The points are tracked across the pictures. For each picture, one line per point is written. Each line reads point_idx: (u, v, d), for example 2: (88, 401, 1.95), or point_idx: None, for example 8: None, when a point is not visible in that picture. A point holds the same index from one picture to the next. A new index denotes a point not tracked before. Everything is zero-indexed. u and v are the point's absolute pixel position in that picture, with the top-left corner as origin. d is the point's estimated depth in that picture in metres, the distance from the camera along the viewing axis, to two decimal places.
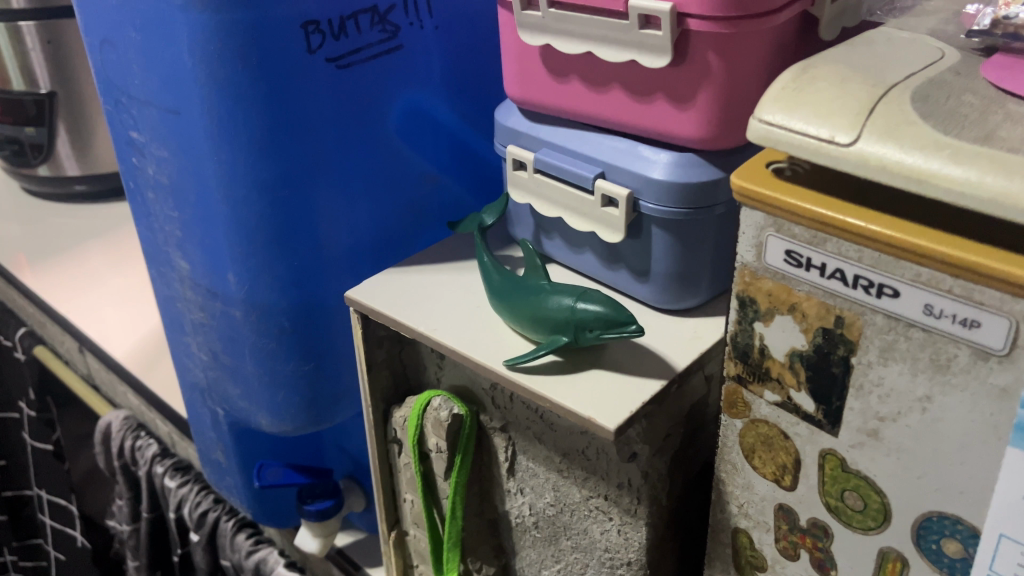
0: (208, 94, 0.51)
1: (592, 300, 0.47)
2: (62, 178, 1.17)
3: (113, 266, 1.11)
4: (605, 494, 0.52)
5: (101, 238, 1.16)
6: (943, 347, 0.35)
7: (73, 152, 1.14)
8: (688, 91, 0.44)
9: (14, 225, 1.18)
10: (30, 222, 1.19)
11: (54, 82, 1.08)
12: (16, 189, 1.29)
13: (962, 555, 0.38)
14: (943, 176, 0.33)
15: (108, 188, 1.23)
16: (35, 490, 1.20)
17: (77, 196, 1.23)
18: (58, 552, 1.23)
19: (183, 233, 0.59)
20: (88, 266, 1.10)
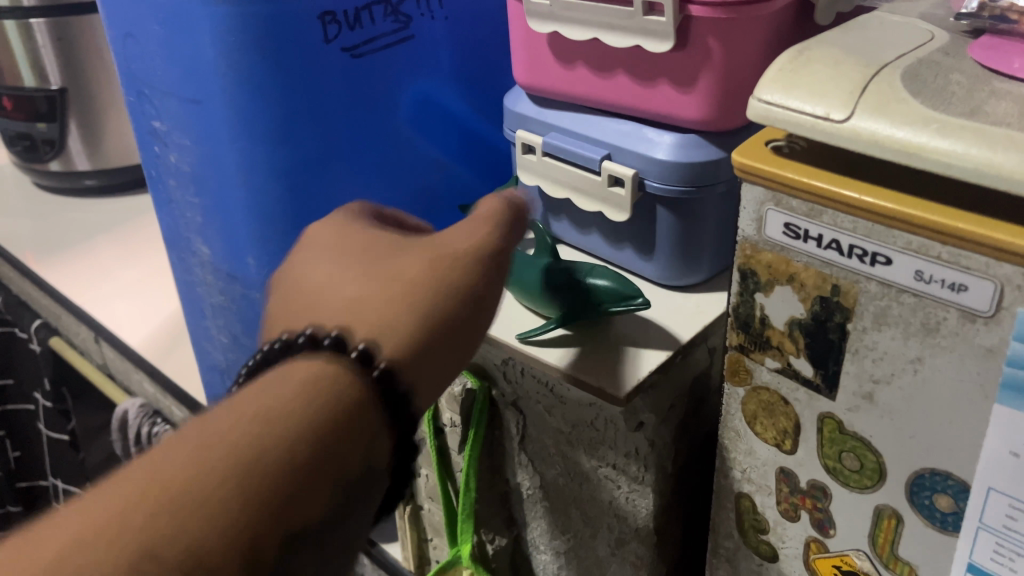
0: (228, 85, 0.53)
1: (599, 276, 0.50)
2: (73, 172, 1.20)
3: (125, 259, 1.13)
4: (614, 463, 0.54)
5: (113, 231, 1.19)
6: (932, 311, 0.37)
7: (84, 148, 1.16)
8: (690, 75, 0.46)
9: (27, 220, 1.20)
10: (43, 217, 1.21)
11: (65, 78, 1.11)
12: (28, 185, 1.31)
13: (953, 510, 0.40)
14: (932, 148, 0.35)
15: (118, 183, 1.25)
16: (52, 481, 1.28)
17: (88, 191, 1.25)
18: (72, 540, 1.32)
19: (204, 219, 0.61)
20: (101, 259, 1.13)
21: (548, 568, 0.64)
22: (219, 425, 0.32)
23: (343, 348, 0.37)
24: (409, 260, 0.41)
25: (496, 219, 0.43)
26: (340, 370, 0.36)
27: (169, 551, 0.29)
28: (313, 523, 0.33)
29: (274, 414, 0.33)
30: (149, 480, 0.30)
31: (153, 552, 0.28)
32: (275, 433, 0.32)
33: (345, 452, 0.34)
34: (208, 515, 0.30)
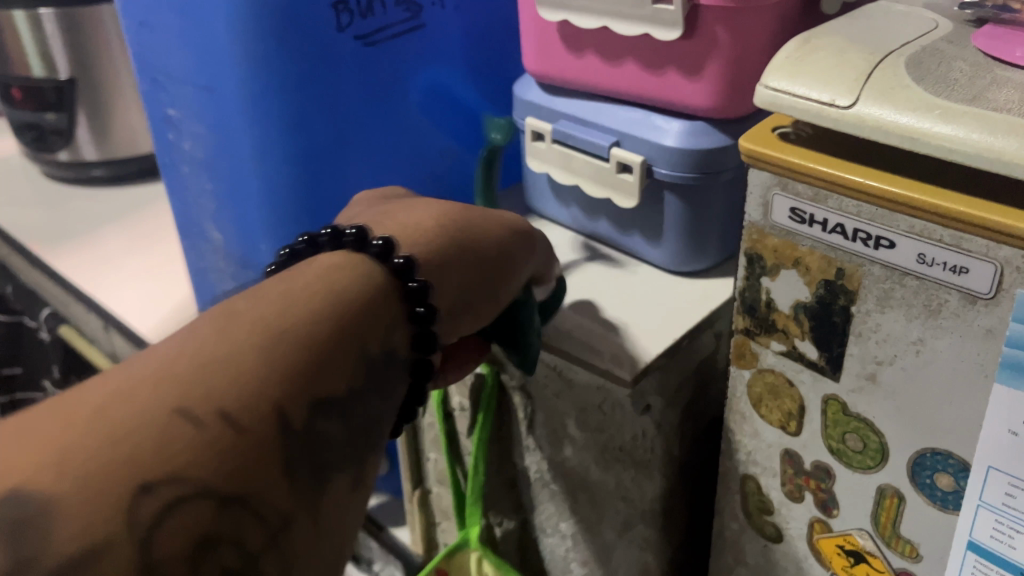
0: (243, 72, 0.54)
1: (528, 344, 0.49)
2: (81, 162, 1.20)
3: (132, 249, 1.13)
4: (621, 447, 0.54)
5: (120, 221, 1.20)
6: (934, 293, 0.38)
7: (92, 138, 1.17)
8: (698, 63, 0.47)
9: (36, 210, 1.21)
10: (52, 206, 1.22)
11: (73, 68, 1.12)
12: (36, 175, 1.32)
13: (953, 488, 0.41)
14: (935, 134, 0.35)
15: (122, 173, 1.25)
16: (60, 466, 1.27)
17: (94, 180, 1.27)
18: None
19: (217, 205, 0.62)
20: (105, 247, 1.13)
21: (555, 549, 0.65)
22: (305, 275, 0.36)
23: (362, 241, 0.39)
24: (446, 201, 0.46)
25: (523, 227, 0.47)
26: (363, 264, 0.38)
27: (199, 406, 0.29)
28: (340, 397, 0.34)
29: (323, 289, 0.36)
30: (153, 365, 0.30)
31: (172, 406, 0.29)
32: (285, 314, 0.34)
33: (357, 324, 0.35)
34: (238, 379, 0.31)
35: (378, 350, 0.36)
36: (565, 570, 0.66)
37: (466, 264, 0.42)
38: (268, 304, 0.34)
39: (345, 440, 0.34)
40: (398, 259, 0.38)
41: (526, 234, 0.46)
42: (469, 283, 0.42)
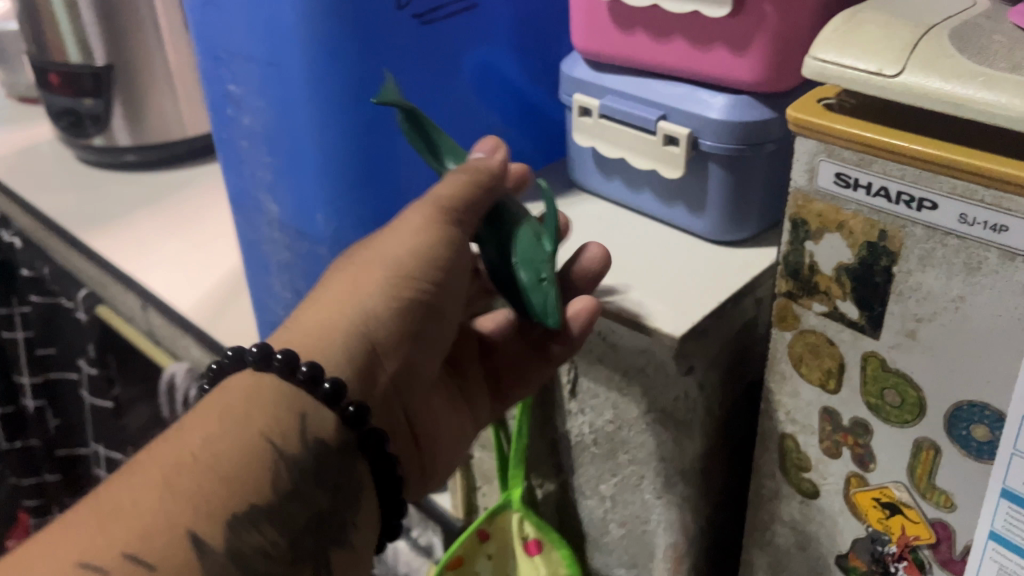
0: (307, 47, 0.56)
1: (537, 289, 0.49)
2: (114, 148, 1.21)
3: (162, 232, 1.12)
4: (663, 408, 0.57)
5: (149, 206, 1.18)
6: (975, 252, 0.40)
7: (126, 124, 1.18)
8: (745, 38, 0.50)
9: (66, 192, 1.19)
10: (82, 188, 1.21)
11: (110, 54, 1.13)
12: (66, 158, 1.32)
13: (989, 438, 0.44)
14: (978, 100, 0.38)
15: (153, 159, 1.25)
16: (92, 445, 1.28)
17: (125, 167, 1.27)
18: None
19: (275, 177, 0.65)
20: (138, 232, 1.11)
21: (592, 512, 0.68)
22: (207, 409, 0.43)
23: (313, 379, 0.45)
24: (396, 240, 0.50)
25: (439, 227, 0.49)
26: (301, 398, 0.45)
27: (105, 560, 0.37)
28: (270, 501, 0.42)
29: (222, 416, 0.43)
30: (149, 476, 0.40)
31: (75, 560, 0.37)
32: (213, 491, 0.40)
33: (267, 424, 0.43)
34: (175, 495, 0.39)
35: (311, 433, 0.45)
36: (603, 531, 0.69)
37: (414, 310, 0.50)
38: (197, 428, 0.42)
39: (308, 524, 0.43)
40: (303, 371, 0.45)
41: (439, 228, 0.49)
42: (419, 336, 0.51)
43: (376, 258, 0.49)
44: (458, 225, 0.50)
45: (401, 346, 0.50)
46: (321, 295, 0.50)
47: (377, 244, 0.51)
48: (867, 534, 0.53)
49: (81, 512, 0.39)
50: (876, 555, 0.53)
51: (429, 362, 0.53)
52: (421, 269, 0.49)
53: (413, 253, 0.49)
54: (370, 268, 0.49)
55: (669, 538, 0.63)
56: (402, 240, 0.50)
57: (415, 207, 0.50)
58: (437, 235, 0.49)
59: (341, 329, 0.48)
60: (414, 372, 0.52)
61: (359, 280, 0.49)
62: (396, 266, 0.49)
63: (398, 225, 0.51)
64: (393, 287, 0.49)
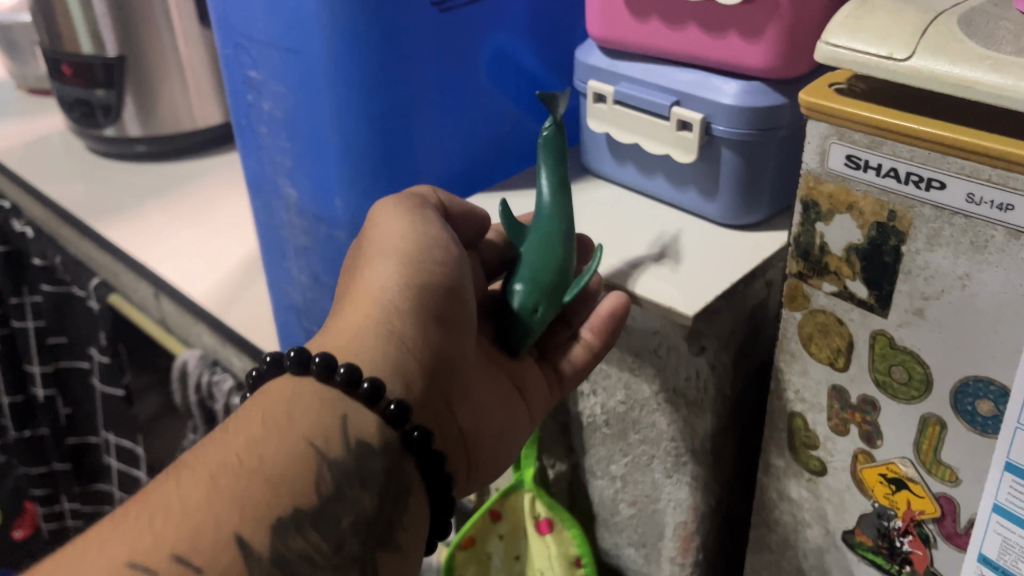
0: (328, 34, 0.57)
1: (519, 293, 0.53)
2: (125, 138, 1.22)
3: (173, 224, 1.13)
4: (673, 388, 0.58)
5: (158, 198, 1.18)
6: (981, 230, 0.41)
7: (137, 116, 1.19)
8: (757, 26, 0.51)
9: (79, 183, 1.20)
10: (95, 179, 1.22)
11: (122, 46, 1.13)
12: (77, 149, 1.32)
13: (993, 413, 0.45)
14: (985, 82, 0.39)
15: (164, 150, 1.26)
16: (101, 436, 1.26)
17: (135, 158, 1.28)
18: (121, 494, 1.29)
19: (294, 163, 0.66)
20: (148, 221, 1.12)
21: (603, 492, 0.70)
22: (252, 408, 0.42)
23: (328, 367, 0.43)
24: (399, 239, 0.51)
25: (426, 216, 0.53)
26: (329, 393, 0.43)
27: (149, 558, 0.35)
28: (315, 503, 0.40)
29: (264, 417, 0.41)
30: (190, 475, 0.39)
31: (124, 560, 0.35)
32: (253, 502, 0.38)
33: (310, 427, 0.41)
34: (219, 490, 0.38)
35: (353, 435, 0.43)
36: (613, 511, 0.71)
37: (432, 290, 0.49)
38: (240, 429, 0.40)
39: (352, 527, 0.41)
40: (342, 371, 0.43)
41: (416, 216, 0.53)
42: (447, 319, 0.49)
43: (379, 251, 0.51)
44: (409, 211, 0.53)
45: (431, 331, 0.48)
46: (335, 321, 0.48)
47: (375, 241, 0.52)
48: (873, 509, 0.54)
49: (128, 512, 0.38)
50: (882, 530, 0.54)
51: (463, 359, 0.50)
52: (429, 249, 0.51)
53: (417, 240, 0.51)
54: (378, 264, 0.50)
55: (678, 516, 0.64)
56: (394, 226, 0.52)
57: (383, 206, 0.54)
58: (423, 222, 0.53)
59: (360, 332, 0.46)
60: (447, 368, 0.48)
61: (370, 281, 0.49)
62: (405, 253, 0.50)
63: (383, 216, 0.53)
64: (410, 268, 0.49)
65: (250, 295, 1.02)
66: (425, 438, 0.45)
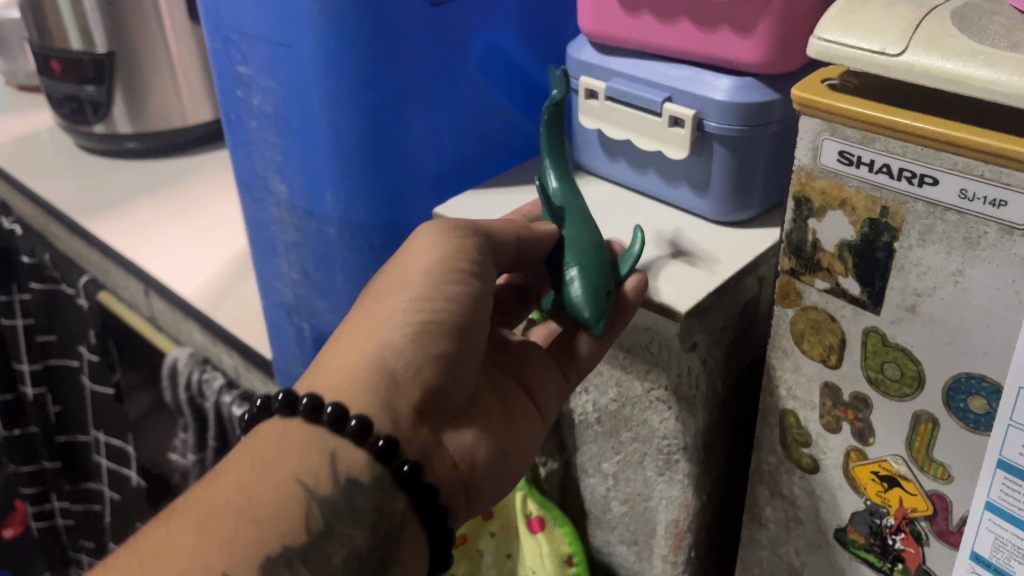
0: (318, 27, 0.57)
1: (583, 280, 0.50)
2: (115, 135, 1.21)
3: (163, 221, 1.12)
4: (666, 385, 0.58)
5: (150, 193, 1.18)
6: (974, 226, 0.41)
7: (127, 112, 1.18)
8: (750, 20, 0.51)
9: (69, 180, 1.20)
10: (84, 176, 1.21)
11: (111, 42, 1.12)
12: (66, 146, 1.31)
13: (986, 410, 0.45)
14: (978, 77, 0.39)
15: (154, 147, 1.25)
16: (91, 435, 1.25)
17: (126, 154, 1.27)
18: (111, 493, 1.27)
19: (284, 158, 0.66)
20: (139, 216, 1.12)
21: (596, 490, 0.70)
22: (249, 444, 0.44)
23: (315, 409, 0.44)
24: (422, 263, 0.47)
25: (466, 248, 0.48)
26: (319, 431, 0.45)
27: None
28: (303, 539, 0.42)
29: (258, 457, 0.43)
30: (186, 515, 0.41)
31: None
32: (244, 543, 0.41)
33: (299, 465, 0.43)
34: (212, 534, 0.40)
35: (342, 471, 0.44)
36: (605, 509, 0.71)
37: (437, 330, 0.46)
38: (236, 469, 0.43)
39: (342, 561, 0.43)
40: (329, 411, 0.44)
41: (453, 240, 0.48)
42: (450, 359, 0.47)
43: (402, 281, 0.47)
44: (447, 237, 0.48)
45: (427, 371, 0.46)
46: (337, 345, 0.47)
47: (403, 264, 0.48)
48: (865, 507, 0.54)
49: (127, 551, 0.41)
50: (875, 528, 0.54)
51: (463, 390, 0.49)
52: (446, 283, 0.47)
53: (437, 271, 0.47)
54: (390, 296, 0.47)
55: (671, 514, 0.64)
56: (423, 253, 0.48)
57: (424, 227, 0.49)
58: (459, 251, 0.48)
59: (356, 368, 0.46)
60: (443, 401, 0.48)
61: (378, 313, 0.47)
62: (418, 290, 0.46)
63: (421, 241, 0.49)
64: (419, 302, 0.46)
65: (240, 292, 1.01)
66: (415, 472, 0.45)
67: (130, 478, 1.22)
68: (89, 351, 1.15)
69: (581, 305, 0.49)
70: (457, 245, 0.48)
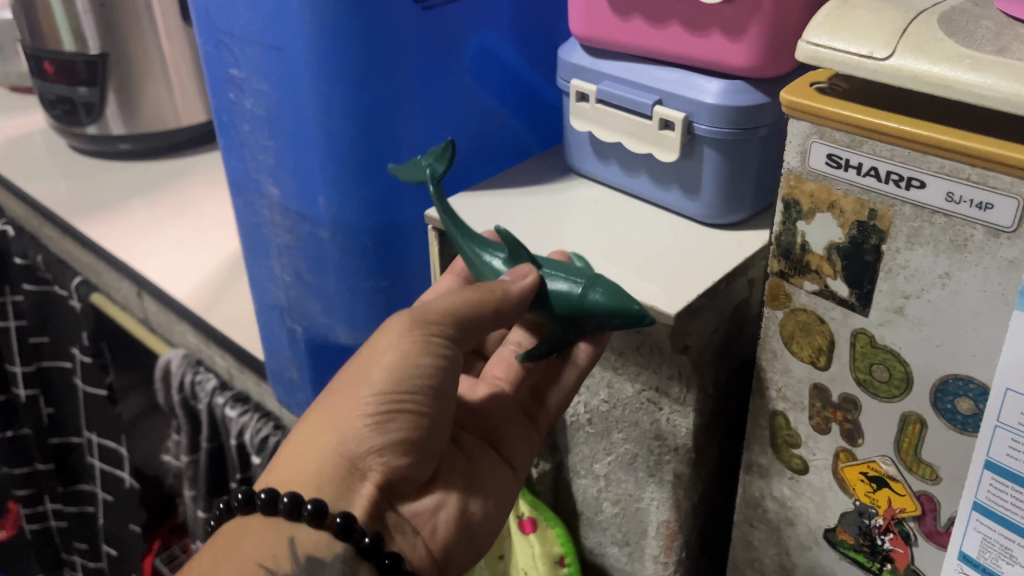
0: (310, 31, 0.57)
1: (605, 288, 0.50)
2: (108, 136, 1.21)
3: (156, 222, 1.12)
4: (658, 386, 0.58)
5: (144, 195, 1.18)
6: (961, 229, 0.41)
7: (120, 113, 1.18)
8: (740, 24, 0.51)
9: (61, 181, 1.19)
10: (76, 177, 1.21)
11: (104, 43, 1.12)
12: (59, 147, 1.31)
13: (973, 412, 0.45)
14: (966, 81, 0.39)
15: (148, 148, 1.25)
16: (84, 437, 1.25)
17: (119, 155, 1.27)
18: (105, 495, 1.25)
19: (276, 160, 0.66)
20: (132, 218, 1.12)
21: (587, 491, 0.70)
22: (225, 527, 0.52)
23: (272, 502, 0.49)
24: (388, 357, 0.51)
25: (430, 345, 0.51)
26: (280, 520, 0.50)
27: None
28: None
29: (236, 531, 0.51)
30: None
31: None
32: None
33: (260, 551, 0.49)
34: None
35: (303, 552, 0.49)
36: (597, 510, 0.71)
37: (397, 421, 0.50)
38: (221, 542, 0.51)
39: None
40: (284, 500, 0.48)
41: (418, 339, 0.51)
42: (414, 443, 0.51)
43: (368, 376, 0.51)
44: (413, 335, 0.51)
45: (389, 456, 0.51)
46: (309, 430, 0.52)
47: (371, 356, 0.52)
48: (854, 508, 0.55)
49: None
50: (864, 528, 0.55)
51: (427, 465, 0.54)
52: (407, 380, 0.51)
53: (400, 374, 0.50)
54: (356, 391, 0.51)
55: (662, 515, 0.65)
56: (388, 350, 0.51)
57: (394, 320, 0.52)
58: (423, 350, 0.51)
59: (324, 456, 0.50)
60: (408, 479, 0.52)
61: (344, 409, 0.51)
62: (380, 387, 0.50)
63: (389, 333, 0.52)
64: (381, 398, 0.50)
65: (233, 294, 1.01)
66: (375, 543, 0.50)
67: (123, 480, 1.21)
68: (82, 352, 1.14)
69: (622, 303, 0.48)
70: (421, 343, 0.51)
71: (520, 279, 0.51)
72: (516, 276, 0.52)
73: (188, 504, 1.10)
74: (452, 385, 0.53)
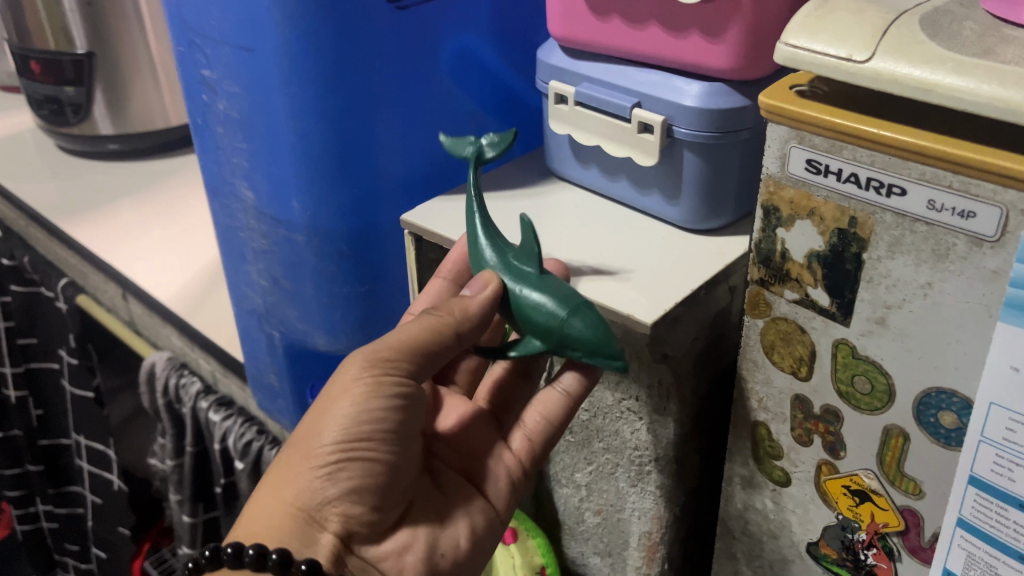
0: (281, 32, 0.55)
1: (582, 321, 0.46)
2: (97, 136, 1.19)
3: (143, 223, 1.10)
4: (637, 396, 0.57)
5: (132, 195, 1.17)
6: (943, 238, 0.40)
7: (108, 113, 1.17)
8: (720, 24, 0.49)
9: (49, 181, 1.18)
10: (65, 178, 1.19)
11: (91, 42, 1.10)
12: (48, 147, 1.30)
13: (957, 425, 0.44)
14: (947, 85, 0.38)
15: (137, 149, 1.24)
16: (72, 440, 1.23)
17: (107, 155, 1.25)
18: (93, 497, 1.23)
19: (250, 164, 0.65)
20: (119, 219, 1.10)
21: (569, 500, 0.70)
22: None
23: (238, 555, 0.48)
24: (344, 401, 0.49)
25: (382, 388, 0.49)
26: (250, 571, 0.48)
27: None
28: None
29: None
30: None
31: None
32: None
33: None
34: None
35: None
36: (579, 520, 0.70)
37: (348, 470, 0.49)
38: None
39: None
40: (249, 552, 0.47)
41: (375, 389, 0.49)
42: (369, 488, 0.50)
43: (322, 425, 0.50)
44: (365, 378, 0.49)
45: (344, 503, 0.50)
46: (271, 480, 0.51)
47: (327, 403, 0.50)
48: (837, 521, 0.53)
49: None
50: (846, 543, 0.53)
51: (393, 506, 0.52)
52: (358, 427, 0.49)
53: (355, 423, 0.49)
54: (310, 442, 0.50)
55: (644, 526, 0.63)
56: (345, 401, 0.49)
57: (350, 360, 0.51)
58: (375, 393, 0.49)
59: (280, 506, 0.50)
60: (370, 524, 0.51)
61: (300, 459, 0.50)
62: (332, 436, 0.49)
63: (344, 380, 0.50)
64: (333, 448, 0.49)
65: (219, 296, 0.99)
66: None
67: (111, 483, 1.19)
68: (69, 354, 1.11)
69: (604, 344, 0.46)
70: (377, 390, 0.49)
71: (479, 290, 0.51)
72: (478, 287, 0.51)
73: (174, 508, 1.08)
74: (411, 425, 0.52)
